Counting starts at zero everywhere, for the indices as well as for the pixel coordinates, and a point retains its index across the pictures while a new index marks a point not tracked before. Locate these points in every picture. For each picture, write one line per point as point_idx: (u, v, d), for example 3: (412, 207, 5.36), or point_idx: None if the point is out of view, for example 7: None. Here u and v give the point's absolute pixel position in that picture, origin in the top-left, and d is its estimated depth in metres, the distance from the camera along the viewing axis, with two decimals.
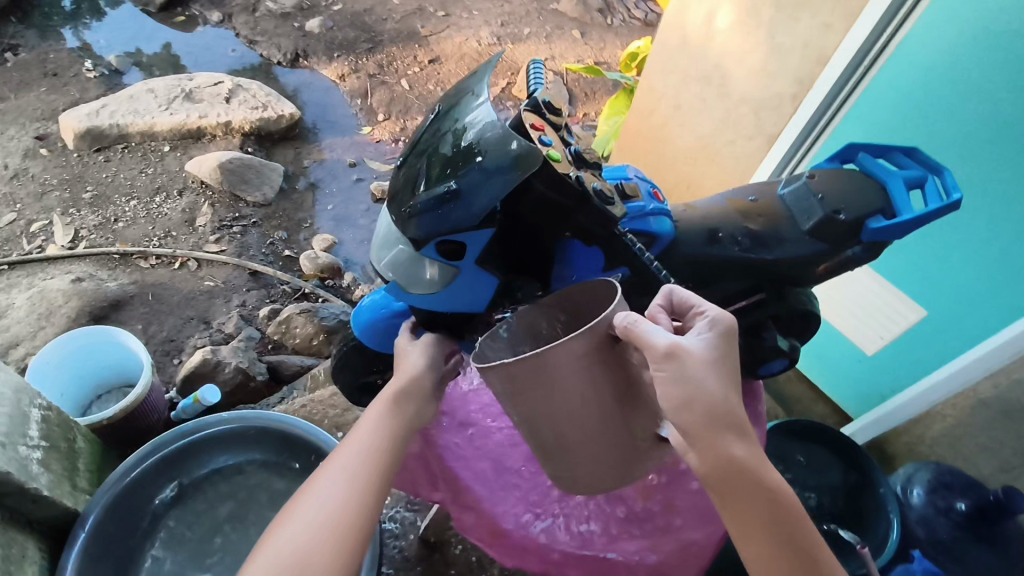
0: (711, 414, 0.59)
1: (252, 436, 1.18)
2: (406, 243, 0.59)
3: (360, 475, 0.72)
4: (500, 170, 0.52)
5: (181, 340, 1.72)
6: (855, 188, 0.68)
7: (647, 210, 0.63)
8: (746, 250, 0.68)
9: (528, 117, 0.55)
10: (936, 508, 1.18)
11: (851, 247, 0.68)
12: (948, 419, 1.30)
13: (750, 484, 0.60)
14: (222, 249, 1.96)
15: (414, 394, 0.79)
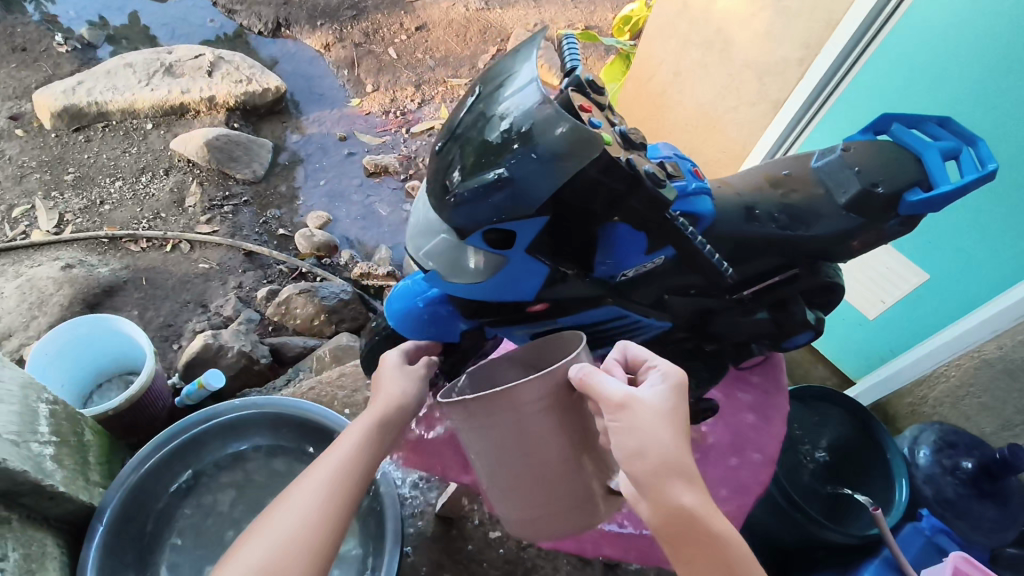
0: (657, 454, 0.58)
1: (263, 423, 1.16)
2: (447, 232, 0.54)
3: (336, 490, 0.70)
4: (556, 157, 0.48)
5: (180, 325, 1.69)
6: (891, 160, 0.67)
7: (688, 189, 0.59)
8: (784, 228, 0.68)
9: (575, 98, 0.50)
10: (942, 467, 1.18)
11: (888, 220, 0.67)
12: (951, 379, 1.29)
13: (698, 535, 0.57)
14: (214, 230, 1.92)
15: (394, 418, 0.79)
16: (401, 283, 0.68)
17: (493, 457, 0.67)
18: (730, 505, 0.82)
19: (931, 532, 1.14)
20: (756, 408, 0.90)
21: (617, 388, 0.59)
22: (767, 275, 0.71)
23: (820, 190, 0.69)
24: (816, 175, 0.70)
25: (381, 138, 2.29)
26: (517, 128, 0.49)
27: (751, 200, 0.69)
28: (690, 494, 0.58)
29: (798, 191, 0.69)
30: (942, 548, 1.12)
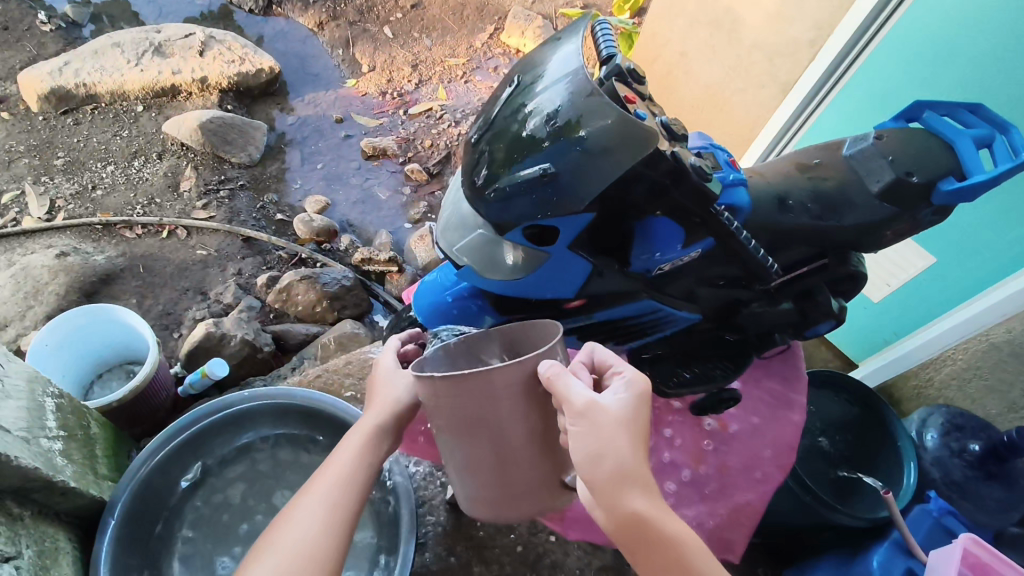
0: (611, 457, 0.56)
1: (270, 413, 1.15)
2: (487, 228, 0.52)
3: (340, 506, 0.69)
4: (607, 151, 0.46)
5: (179, 313, 1.67)
6: (924, 148, 0.66)
7: (726, 181, 0.56)
8: (817, 218, 0.67)
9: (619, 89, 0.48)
10: (949, 450, 1.20)
11: (921, 209, 0.66)
12: (958, 363, 1.30)
13: (653, 539, 0.55)
14: (211, 215, 1.88)
15: (390, 429, 0.77)
16: (428, 280, 0.68)
17: (461, 444, 0.64)
18: (752, 494, 0.84)
19: (939, 514, 1.14)
20: (774, 396, 0.89)
21: (581, 393, 0.56)
22: (794, 265, 0.70)
23: (853, 179, 0.67)
24: (848, 163, 0.68)
25: (378, 120, 2.25)
26: (561, 120, 0.48)
27: (782, 188, 0.68)
28: (638, 499, 0.56)
29: (831, 178, 0.68)
30: (951, 529, 1.12)
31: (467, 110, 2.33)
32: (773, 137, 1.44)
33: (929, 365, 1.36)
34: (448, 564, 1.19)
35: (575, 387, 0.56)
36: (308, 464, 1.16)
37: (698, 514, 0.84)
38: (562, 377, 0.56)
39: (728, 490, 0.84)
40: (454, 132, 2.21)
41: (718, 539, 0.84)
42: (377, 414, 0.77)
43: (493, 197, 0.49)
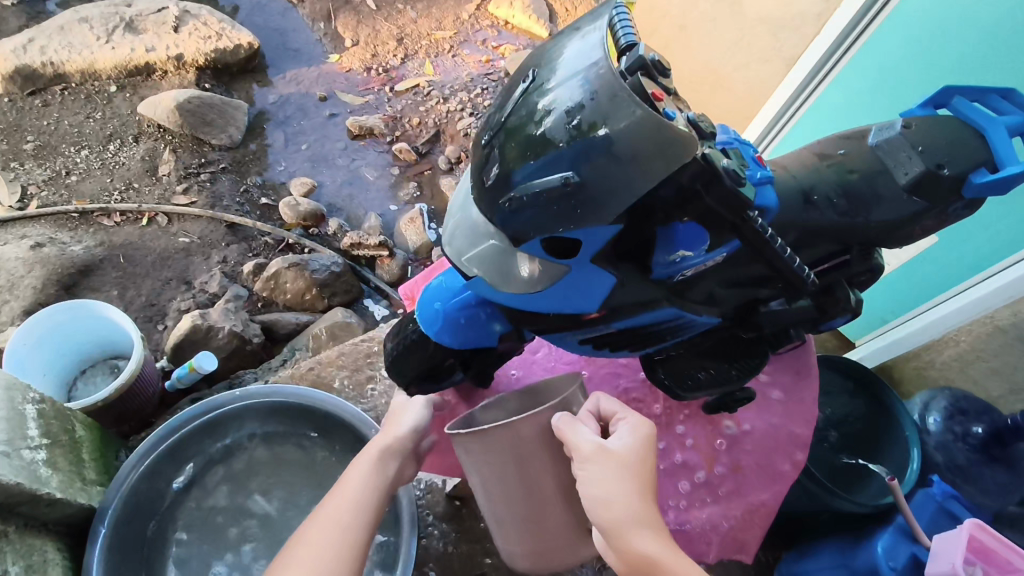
0: (619, 501, 0.64)
1: (260, 412, 1.10)
2: (500, 238, 0.48)
3: (353, 524, 0.71)
4: (637, 158, 0.42)
5: (163, 304, 1.61)
6: (956, 137, 0.62)
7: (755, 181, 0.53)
8: (844, 216, 0.63)
9: (646, 85, 0.44)
10: (953, 434, 1.17)
11: (952, 203, 0.63)
12: (962, 344, 1.28)
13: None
14: (192, 200, 1.81)
15: (399, 451, 0.80)
16: (435, 283, 0.64)
17: (492, 493, 0.74)
18: (767, 494, 0.84)
19: (943, 498, 1.10)
20: (785, 390, 0.87)
21: (589, 441, 0.66)
22: (816, 260, 0.67)
23: (881, 168, 0.64)
24: (874, 151, 0.65)
25: (364, 98, 2.17)
26: (585, 116, 0.43)
27: (808, 179, 0.65)
28: (643, 541, 0.63)
29: (858, 171, 0.64)
30: (955, 514, 1.09)
31: (455, 86, 2.26)
32: (775, 114, 1.39)
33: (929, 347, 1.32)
34: (450, 557, 1.18)
35: (584, 434, 0.67)
36: (301, 460, 1.12)
37: (712, 516, 0.84)
38: (574, 427, 0.68)
39: (743, 491, 0.85)
40: (442, 109, 2.13)
41: (732, 539, 0.85)
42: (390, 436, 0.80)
43: (514, 199, 0.44)
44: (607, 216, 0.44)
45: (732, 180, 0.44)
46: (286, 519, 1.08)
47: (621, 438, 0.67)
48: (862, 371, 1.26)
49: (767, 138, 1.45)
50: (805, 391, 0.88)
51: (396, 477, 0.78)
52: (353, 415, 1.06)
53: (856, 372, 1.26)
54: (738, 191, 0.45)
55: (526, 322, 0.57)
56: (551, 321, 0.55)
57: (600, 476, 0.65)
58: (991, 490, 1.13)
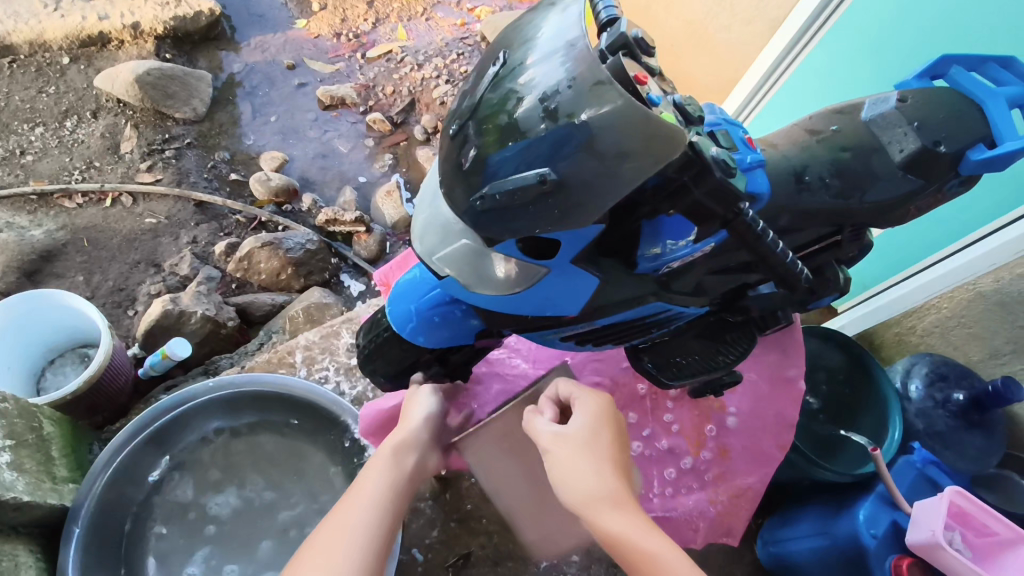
0: (580, 482, 0.63)
1: (236, 401, 1.07)
2: (471, 236, 0.44)
3: (380, 521, 0.66)
4: (623, 155, 0.38)
5: (132, 288, 1.56)
6: (954, 108, 0.61)
7: (746, 165, 0.50)
8: (837, 197, 0.61)
9: (628, 68, 0.41)
10: (934, 401, 1.16)
11: (949, 181, 0.61)
12: (943, 311, 1.23)
13: (632, 557, 0.59)
14: (157, 178, 1.74)
15: (417, 444, 0.76)
16: (406, 279, 0.60)
17: (501, 482, 0.83)
18: (753, 477, 0.85)
19: (923, 465, 1.11)
20: (769, 371, 0.88)
21: (547, 430, 0.68)
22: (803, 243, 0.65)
23: (874, 144, 0.61)
24: (865, 124, 0.63)
25: (334, 65, 2.08)
26: (561, 100, 0.40)
27: (800, 160, 0.62)
28: (606, 516, 0.61)
29: (850, 148, 0.62)
30: (934, 480, 1.10)
31: (429, 51, 2.17)
32: (758, 81, 1.36)
33: (911, 314, 1.29)
34: (436, 538, 1.17)
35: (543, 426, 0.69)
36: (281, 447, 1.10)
37: (698, 502, 0.85)
38: (536, 422, 0.70)
39: (729, 475, 0.86)
40: (417, 76, 2.06)
41: (719, 521, 0.86)
42: (402, 431, 0.77)
43: (487, 206, 0.40)
44: (589, 218, 0.40)
45: (724, 172, 0.41)
46: (265, 510, 1.05)
47: (577, 419, 0.68)
48: (847, 342, 1.24)
49: (749, 106, 1.42)
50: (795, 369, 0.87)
51: (416, 469, 0.74)
52: (334, 403, 1.04)
53: (842, 339, 1.25)
54: (729, 183, 0.41)
55: (504, 322, 0.54)
56: (531, 321, 0.52)
57: (558, 460, 0.65)
58: (971, 454, 1.12)
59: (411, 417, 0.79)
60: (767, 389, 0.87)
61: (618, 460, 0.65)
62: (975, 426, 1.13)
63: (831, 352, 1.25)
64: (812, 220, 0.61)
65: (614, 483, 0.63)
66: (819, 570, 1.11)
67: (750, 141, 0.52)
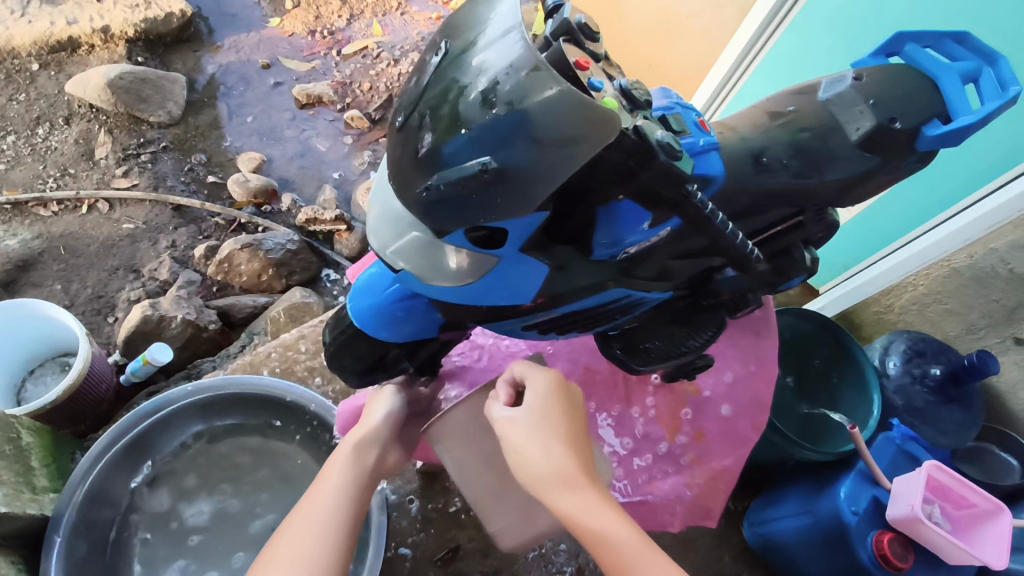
0: (534, 465, 0.63)
1: (216, 404, 1.08)
2: (422, 230, 0.44)
3: (343, 513, 0.66)
4: (564, 142, 0.39)
5: (112, 295, 1.55)
6: (906, 85, 0.60)
7: (699, 147, 0.50)
8: (795, 176, 0.61)
9: (567, 55, 0.41)
10: (912, 376, 1.16)
11: (906, 157, 0.61)
12: (919, 288, 1.24)
13: (586, 536, 0.60)
14: (134, 183, 1.72)
15: (376, 439, 0.76)
16: (365, 277, 0.60)
17: (468, 470, 0.83)
18: (730, 459, 0.86)
19: (902, 441, 1.12)
20: (744, 352, 0.89)
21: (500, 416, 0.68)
22: (763, 225, 0.65)
23: (832, 125, 0.61)
24: (822, 106, 0.62)
25: (310, 63, 2.06)
26: (507, 84, 0.39)
27: (758, 143, 0.62)
28: (556, 494, 0.61)
29: (808, 128, 0.62)
30: (914, 455, 1.11)
31: (405, 46, 2.16)
32: (731, 65, 1.35)
33: (889, 293, 1.30)
34: (424, 533, 1.17)
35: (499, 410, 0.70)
36: (263, 448, 1.09)
37: (675, 486, 0.86)
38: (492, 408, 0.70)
39: (705, 458, 0.86)
40: (394, 71, 2.05)
41: (698, 505, 0.86)
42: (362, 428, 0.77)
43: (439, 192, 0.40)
44: (532, 206, 0.40)
45: (669, 153, 0.40)
46: (249, 513, 1.05)
47: (529, 400, 0.68)
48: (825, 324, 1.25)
49: (722, 92, 1.42)
50: (769, 352, 0.88)
51: (377, 464, 0.75)
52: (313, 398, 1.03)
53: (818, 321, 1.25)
54: (676, 166, 0.41)
55: (465, 314, 0.54)
56: (488, 311, 0.52)
57: (510, 443, 0.66)
58: (949, 428, 1.13)
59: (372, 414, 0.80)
60: (743, 373, 0.88)
61: (567, 439, 0.65)
62: (953, 402, 1.13)
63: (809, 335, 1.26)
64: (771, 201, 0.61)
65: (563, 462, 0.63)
66: (802, 549, 1.12)
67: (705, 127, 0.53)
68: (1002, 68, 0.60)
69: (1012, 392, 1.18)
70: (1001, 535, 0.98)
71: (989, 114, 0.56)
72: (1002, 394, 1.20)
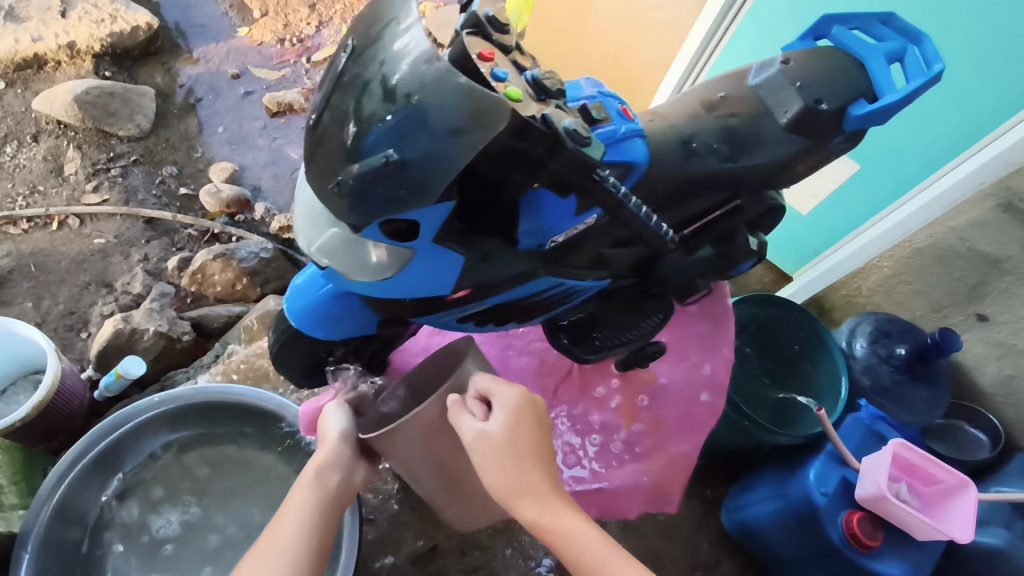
0: (500, 477, 0.67)
1: (183, 414, 1.07)
2: (341, 226, 0.45)
3: (303, 553, 0.67)
4: (456, 132, 0.39)
5: (84, 310, 1.54)
6: (832, 66, 0.61)
7: (620, 135, 0.50)
8: (726, 161, 0.62)
9: (469, 48, 0.42)
10: (878, 357, 1.17)
11: (834, 137, 0.62)
12: (884, 270, 1.25)
13: (553, 544, 0.66)
14: (105, 198, 1.72)
15: (338, 464, 0.75)
16: (297, 280, 0.60)
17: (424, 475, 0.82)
18: (686, 445, 0.87)
19: (870, 421, 1.13)
20: (700, 337, 0.90)
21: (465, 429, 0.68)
22: (701, 210, 0.66)
23: (762, 109, 0.62)
24: (751, 91, 0.63)
25: (280, 72, 2.06)
26: (404, 82, 0.40)
27: (689, 129, 0.62)
28: (521, 501, 0.66)
29: (738, 113, 0.62)
30: (882, 434, 1.13)
31: None
32: (693, 55, 1.36)
33: (856, 276, 1.31)
34: (400, 534, 1.18)
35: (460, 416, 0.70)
36: (234, 456, 1.10)
37: (632, 473, 0.87)
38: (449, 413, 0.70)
39: (663, 445, 0.88)
40: None
41: (657, 491, 0.88)
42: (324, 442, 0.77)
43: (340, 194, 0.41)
44: (433, 198, 0.41)
45: (577, 143, 0.41)
46: (222, 521, 1.05)
47: (496, 416, 0.69)
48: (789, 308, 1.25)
49: (690, 77, 1.42)
50: (724, 337, 0.90)
51: (341, 488, 0.74)
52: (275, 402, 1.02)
53: (781, 304, 1.25)
54: (585, 154, 0.42)
55: (397, 309, 0.54)
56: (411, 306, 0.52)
57: (481, 459, 0.68)
58: (915, 406, 1.14)
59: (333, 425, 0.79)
60: (699, 358, 0.90)
61: (539, 454, 0.69)
62: (920, 380, 1.14)
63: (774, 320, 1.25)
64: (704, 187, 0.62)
65: (530, 474, 0.67)
66: (775, 532, 1.13)
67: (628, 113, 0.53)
68: (923, 46, 0.62)
69: (977, 367, 1.19)
70: (967, 509, 0.99)
71: (911, 93, 0.58)
72: (968, 371, 1.21)
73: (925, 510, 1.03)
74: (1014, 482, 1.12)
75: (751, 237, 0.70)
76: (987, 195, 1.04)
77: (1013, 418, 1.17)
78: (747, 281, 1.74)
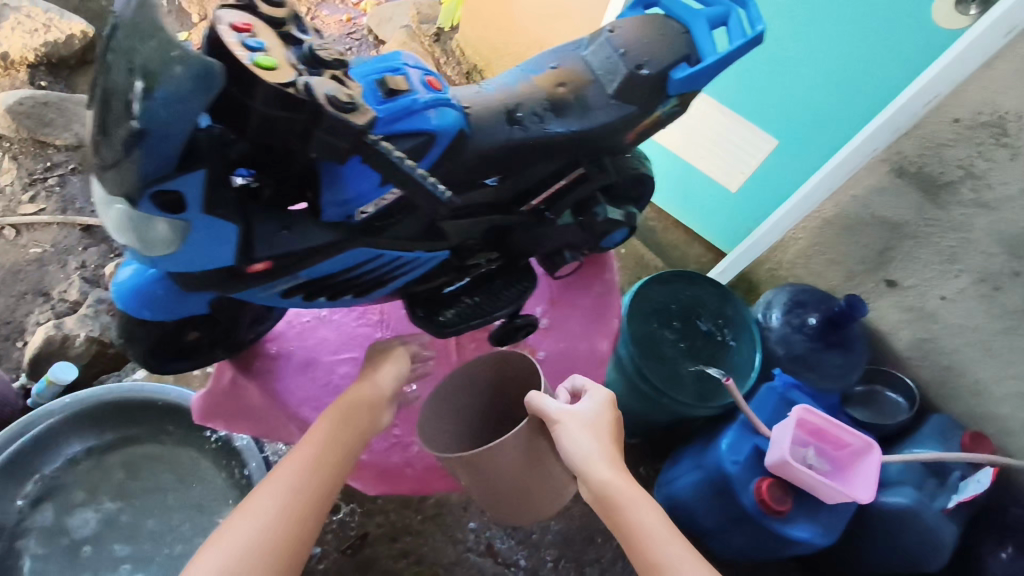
0: (583, 448, 0.74)
1: (104, 416, 1.09)
2: (127, 207, 0.50)
3: (308, 488, 0.66)
4: (183, 99, 0.42)
5: (21, 320, 1.55)
6: (654, 31, 0.63)
7: (418, 105, 0.52)
8: (550, 130, 0.63)
9: (220, 25, 0.45)
10: (791, 327, 1.19)
11: (661, 103, 0.64)
12: (800, 242, 1.27)
13: (620, 514, 0.73)
14: (42, 208, 1.72)
15: (365, 404, 0.73)
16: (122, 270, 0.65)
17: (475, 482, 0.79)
18: None
19: (784, 389, 1.14)
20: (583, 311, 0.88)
21: (553, 408, 0.73)
22: (540, 179, 0.69)
23: (588, 79, 0.64)
24: (579, 61, 0.65)
25: None
26: (126, 22, 0.41)
27: (515, 99, 0.63)
28: (604, 473, 0.74)
29: (565, 83, 0.64)
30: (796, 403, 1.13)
31: None
32: None
33: (776, 249, 1.32)
34: (327, 525, 1.19)
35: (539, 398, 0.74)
36: (155, 455, 1.10)
37: None
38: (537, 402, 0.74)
39: None
40: None
41: None
42: (350, 403, 0.72)
43: (107, 165, 0.44)
44: (175, 164, 0.46)
45: (339, 111, 0.45)
46: (141, 520, 1.06)
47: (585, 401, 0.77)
48: (702, 283, 1.22)
49: None
50: (609, 309, 0.89)
51: (367, 429, 0.72)
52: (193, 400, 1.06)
53: (694, 279, 1.21)
54: (346, 117, 0.45)
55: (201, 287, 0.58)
56: (216, 280, 0.57)
57: (573, 435, 0.74)
58: (829, 374, 1.15)
59: (365, 386, 0.74)
60: (581, 330, 0.86)
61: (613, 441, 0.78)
62: (832, 347, 1.15)
63: (688, 294, 1.21)
64: (533, 157, 0.64)
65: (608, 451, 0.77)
66: (695, 504, 1.14)
67: (435, 84, 0.55)
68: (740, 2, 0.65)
69: (893, 333, 1.20)
70: (871, 469, 1.01)
71: (729, 56, 0.60)
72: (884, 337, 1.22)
73: (835, 474, 1.05)
74: (927, 445, 1.13)
75: (605, 206, 0.73)
76: (881, 162, 1.04)
77: (929, 382, 1.18)
78: (686, 261, 1.76)
